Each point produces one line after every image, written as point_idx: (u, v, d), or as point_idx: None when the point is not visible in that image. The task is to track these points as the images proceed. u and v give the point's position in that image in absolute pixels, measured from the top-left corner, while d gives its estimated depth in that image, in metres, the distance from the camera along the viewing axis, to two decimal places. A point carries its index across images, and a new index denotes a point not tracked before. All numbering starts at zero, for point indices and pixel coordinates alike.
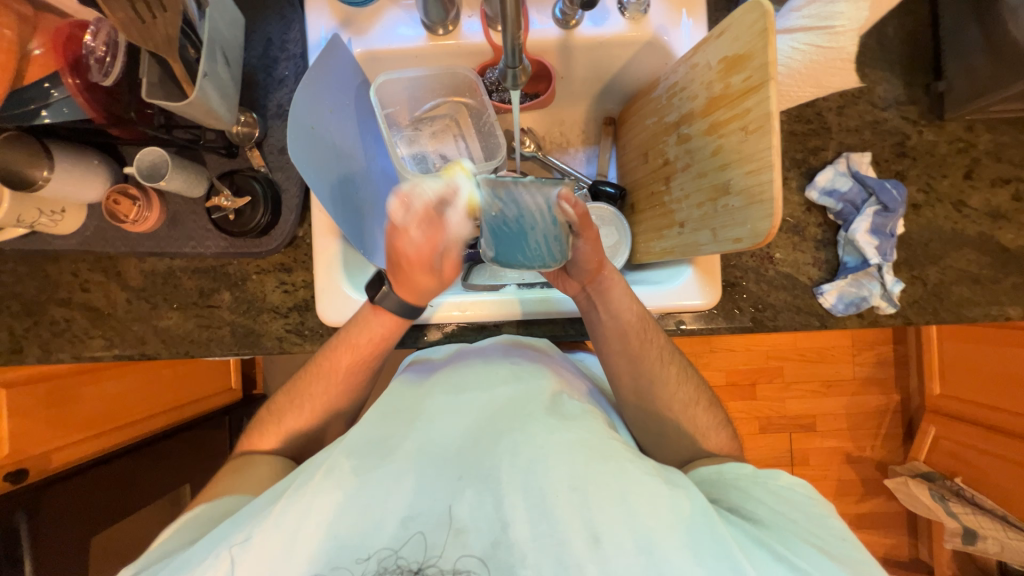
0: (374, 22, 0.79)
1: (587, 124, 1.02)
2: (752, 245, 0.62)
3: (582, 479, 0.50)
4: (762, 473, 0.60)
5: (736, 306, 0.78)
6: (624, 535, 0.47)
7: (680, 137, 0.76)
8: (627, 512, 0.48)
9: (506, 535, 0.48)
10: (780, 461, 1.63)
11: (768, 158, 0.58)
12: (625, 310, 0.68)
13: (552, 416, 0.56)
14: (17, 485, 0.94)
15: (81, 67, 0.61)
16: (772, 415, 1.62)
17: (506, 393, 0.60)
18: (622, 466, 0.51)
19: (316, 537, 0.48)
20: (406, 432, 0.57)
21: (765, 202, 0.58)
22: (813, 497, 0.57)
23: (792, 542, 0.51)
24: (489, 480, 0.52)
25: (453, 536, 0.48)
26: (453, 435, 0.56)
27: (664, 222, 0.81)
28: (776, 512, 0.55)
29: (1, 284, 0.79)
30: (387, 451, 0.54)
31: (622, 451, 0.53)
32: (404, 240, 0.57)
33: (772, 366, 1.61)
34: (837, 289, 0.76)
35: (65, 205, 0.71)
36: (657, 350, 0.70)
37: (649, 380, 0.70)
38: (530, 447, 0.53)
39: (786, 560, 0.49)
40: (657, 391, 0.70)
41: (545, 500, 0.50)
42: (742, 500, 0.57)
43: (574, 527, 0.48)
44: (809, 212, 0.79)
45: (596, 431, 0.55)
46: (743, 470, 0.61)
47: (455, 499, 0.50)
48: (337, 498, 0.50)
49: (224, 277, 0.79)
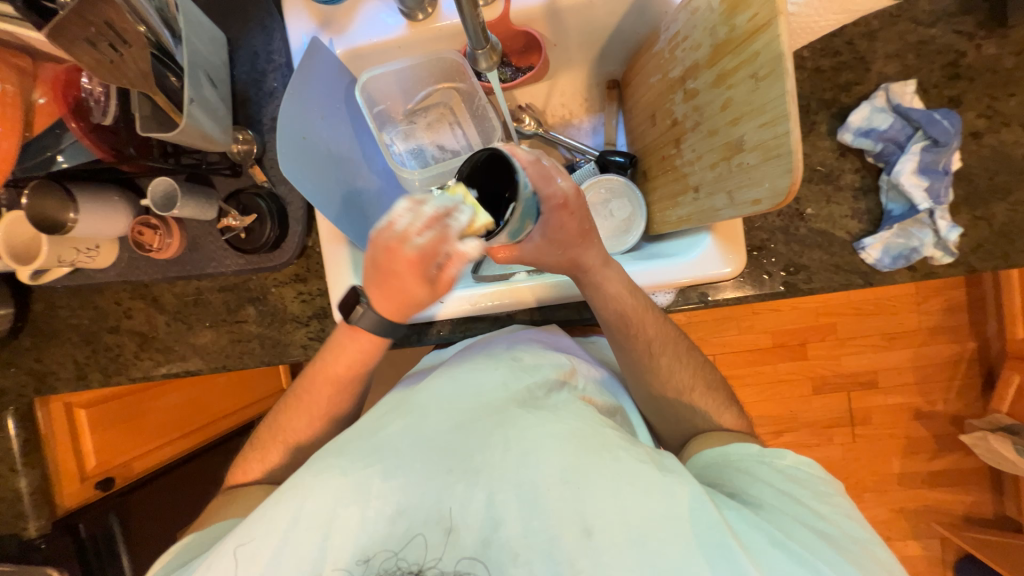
0: (353, 17, 0.77)
1: (590, 91, 0.96)
2: (772, 205, 0.55)
3: (576, 471, 0.51)
4: (769, 452, 0.60)
5: (764, 271, 0.72)
6: (616, 525, 0.49)
7: (686, 93, 0.70)
8: (621, 505, 0.49)
9: (498, 533, 0.49)
10: (838, 422, 1.54)
11: (783, 107, 0.51)
12: (626, 292, 0.65)
13: (543, 409, 0.57)
14: (107, 491, 1.06)
15: (83, 109, 0.63)
16: (827, 374, 1.52)
17: (498, 381, 0.60)
18: (616, 456, 0.52)
19: (307, 542, 0.49)
20: (395, 424, 0.55)
21: (782, 156, 0.52)
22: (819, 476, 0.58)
23: (791, 527, 0.52)
24: (480, 473, 0.52)
25: (446, 536, 0.49)
26: (444, 428, 0.55)
27: (679, 188, 0.75)
28: (784, 495, 0.55)
29: (61, 318, 0.87)
30: (376, 447, 0.53)
31: (617, 441, 0.54)
32: (402, 246, 0.51)
33: (824, 323, 1.49)
34: (881, 242, 0.68)
35: (99, 241, 0.76)
36: (663, 328, 0.68)
37: (659, 360, 0.68)
38: (522, 441, 0.53)
39: (785, 545, 0.49)
40: (666, 371, 0.68)
41: (537, 496, 0.50)
42: (746, 484, 0.57)
43: (568, 520, 0.49)
44: (844, 157, 0.70)
45: (592, 421, 0.55)
46: (750, 450, 0.61)
47: (448, 498, 0.50)
48: (325, 501, 0.50)
49: (247, 293, 0.83)
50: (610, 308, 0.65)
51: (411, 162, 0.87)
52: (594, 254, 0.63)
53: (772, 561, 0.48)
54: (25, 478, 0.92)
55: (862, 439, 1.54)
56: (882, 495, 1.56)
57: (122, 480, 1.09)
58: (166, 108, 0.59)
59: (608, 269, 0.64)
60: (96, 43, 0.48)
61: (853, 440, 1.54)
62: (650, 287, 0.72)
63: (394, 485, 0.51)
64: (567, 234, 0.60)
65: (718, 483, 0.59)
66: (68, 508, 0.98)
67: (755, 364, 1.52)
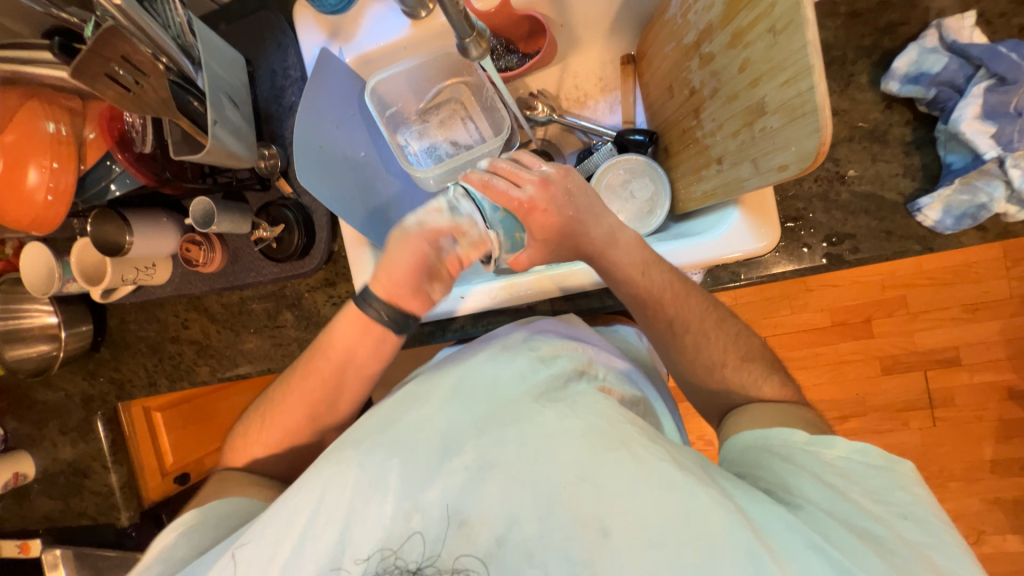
0: (359, 24, 0.78)
1: (605, 69, 0.92)
2: (799, 170, 0.50)
3: (592, 468, 0.50)
4: (815, 442, 0.55)
5: (803, 243, 0.66)
6: (635, 525, 0.47)
7: (703, 59, 0.65)
8: (639, 503, 0.48)
9: (511, 532, 0.49)
10: (913, 405, 1.39)
11: (806, 60, 0.46)
12: (655, 274, 0.65)
13: (559, 402, 0.56)
14: (184, 485, 1.19)
15: (127, 141, 0.69)
16: (898, 352, 1.38)
17: (517, 376, 0.60)
18: (634, 452, 0.50)
19: (323, 537, 0.51)
20: (413, 416, 0.57)
21: (808, 115, 0.47)
22: (876, 466, 0.52)
23: (834, 529, 0.47)
24: (492, 467, 0.52)
25: (458, 531, 0.49)
26: (459, 422, 0.56)
27: (701, 161, 0.70)
28: (828, 494, 0.51)
29: (130, 331, 0.96)
30: (396, 436, 0.55)
31: (636, 436, 0.52)
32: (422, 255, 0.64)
33: (892, 297, 1.35)
34: (940, 202, 0.60)
35: (155, 259, 0.82)
36: (684, 304, 0.65)
37: (685, 337, 0.66)
38: (538, 435, 0.53)
39: (824, 550, 0.45)
40: (692, 347, 0.66)
41: (551, 491, 0.50)
42: (786, 473, 0.53)
43: (584, 518, 0.48)
44: (891, 110, 0.63)
45: (611, 417, 0.54)
46: (794, 437, 0.56)
47: (457, 495, 0.51)
48: (344, 494, 0.52)
49: (285, 299, 0.88)
50: (623, 289, 0.66)
51: (426, 160, 0.88)
52: (597, 233, 0.65)
53: (808, 567, 0.44)
54: (115, 473, 1.01)
55: (943, 423, 1.39)
56: (972, 484, 1.40)
57: (196, 475, 1.24)
58: (190, 130, 0.63)
59: (615, 246, 0.65)
60: (115, 75, 0.53)
61: (933, 424, 1.39)
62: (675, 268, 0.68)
63: (410, 483, 0.51)
64: (555, 225, 0.65)
65: (756, 473, 0.55)
66: (152, 500, 1.08)
67: (811, 345, 1.40)
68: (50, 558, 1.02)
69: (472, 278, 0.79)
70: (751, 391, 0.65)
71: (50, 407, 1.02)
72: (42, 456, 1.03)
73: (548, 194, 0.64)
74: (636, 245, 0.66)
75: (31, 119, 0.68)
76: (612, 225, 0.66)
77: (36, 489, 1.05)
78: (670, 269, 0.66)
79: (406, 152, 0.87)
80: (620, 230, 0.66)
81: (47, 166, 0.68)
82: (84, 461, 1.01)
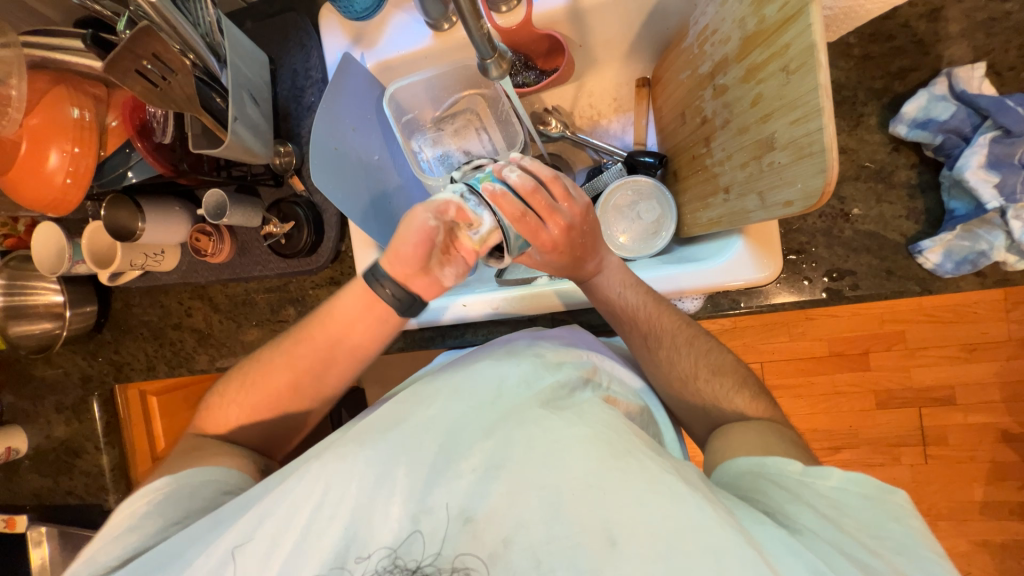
0: (382, 31, 0.80)
1: (620, 90, 0.93)
2: (805, 207, 0.51)
3: (599, 476, 0.50)
4: (810, 472, 0.55)
5: (803, 276, 0.67)
6: (645, 536, 0.47)
7: (716, 90, 0.66)
8: (646, 513, 0.48)
9: (519, 535, 0.49)
10: (906, 441, 1.39)
11: (816, 102, 0.47)
12: (629, 293, 0.68)
13: (566, 410, 0.57)
14: None
15: (147, 130, 0.71)
16: (894, 387, 1.38)
17: (523, 380, 0.61)
18: (642, 463, 0.51)
19: (328, 532, 0.51)
20: (419, 415, 0.58)
21: (816, 155, 0.48)
22: (869, 497, 0.52)
23: (832, 556, 0.47)
24: (501, 469, 0.53)
25: (464, 529, 0.50)
26: (466, 421, 0.57)
27: (709, 188, 0.71)
28: (825, 523, 0.50)
29: (134, 314, 0.97)
30: (399, 439, 0.55)
31: (641, 448, 0.53)
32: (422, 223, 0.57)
33: (890, 332, 1.35)
34: (942, 246, 0.62)
35: (164, 246, 0.84)
36: (659, 320, 0.67)
37: (659, 351, 0.68)
38: (545, 441, 0.53)
39: (819, 570, 0.45)
40: (666, 362, 0.68)
41: (558, 497, 0.50)
42: (784, 501, 0.53)
43: (590, 526, 0.48)
44: (898, 152, 0.64)
45: (619, 428, 0.55)
46: (790, 468, 0.56)
47: (467, 497, 0.52)
48: (347, 490, 0.52)
49: (289, 294, 0.89)
50: (603, 307, 0.70)
51: (438, 167, 0.89)
52: (589, 266, 0.66)
53: None
54: (107, 455, 1.01)
55: (936, 461, 1.38)
56: (959, 524, 1.39)
57: None
58: (212, 126, 0.65)
59: (603, 274, 0.68)
60: (144, 71, 0.55)
61: (924, 462, 1.39)
62: (676, 291, 0.70)
63: (418, 483, 0.52)
64: (561, 262, 0.63)
65: (752, 497, 0.55)
66: None
67: (808, 374, 1.40)
68: (35, 536, 1.00)
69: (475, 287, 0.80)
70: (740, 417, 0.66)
71: (47, 384, 1.02)
72: (36, 432, 1.04)
73: (568, 239, 0.60)
74: (620, 269, 0.69)
75: (54, 104, 0.67)
76: (603, 258, 0.67)
77: (27, 465, 1.05)
78: (647, 288, 0.69)
79: (419, 158, 0.89)
80: (608, 258, 0.68)
81: (68, 151, 0.68)
82: (77, 440, 1.02)
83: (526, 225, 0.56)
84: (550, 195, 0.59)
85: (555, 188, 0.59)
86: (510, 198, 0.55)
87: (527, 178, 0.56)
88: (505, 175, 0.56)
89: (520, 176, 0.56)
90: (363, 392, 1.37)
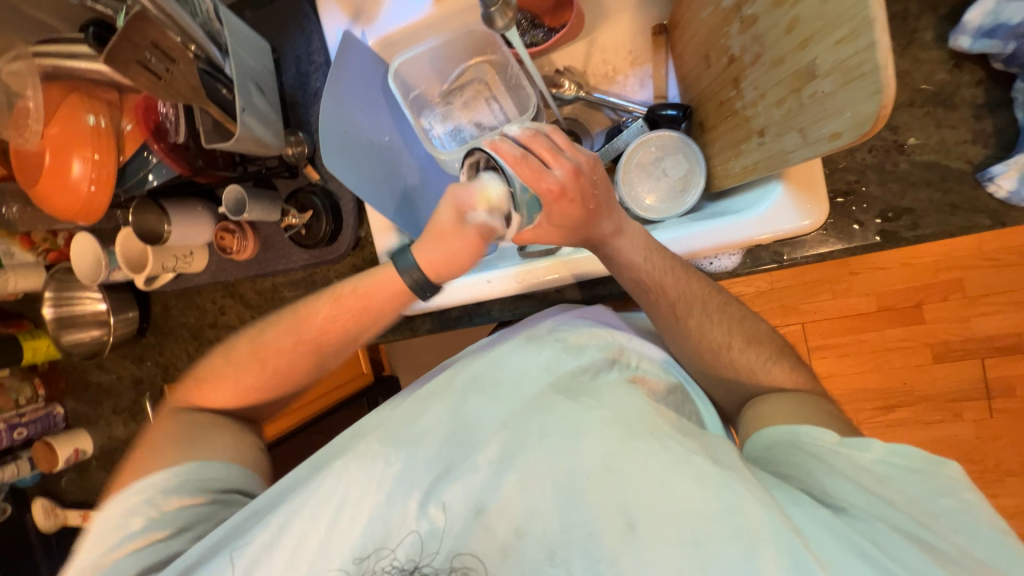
0: (380, 4, 0.77)
1: (635, 41, 0.88)
2: (854, 138, 0.46)
3: (617, 459, 0.49)
4: (848, 443, 0.50)
5: (853, 220, 0.62)
6: (667, 520, 0.45)
7: (744, 22, 0.60)
8: (667, 495, 0.46)
9: (532, 526, 0.48)
10: (970, 396, 1.30)
11: (866, 12, 0.42)
12: (648, 259, 0.63)
13: (584, 395, 0.55)
14: None
15: (161, 131, 0.70)
16: (953, 339, 1.28)
17: (542, 365, 0.59)
18: (666, 444, 0.48)
19: (347, 532, 0.50)
20: (433, 412, 0.57)
21: (866, 75, 0.43)
22: (918, 470, 0.48)
23: (881, 533, 0.44)
24: (514, 458, 0.51)
25: (477, 522, 0.49)
26: (481, 416, 0.56)
27: (741, 135, 0.65)
28: (869, 496, 0.47)
29: (173, 316, 1.00)
30: (415, 436, 0.55)
31: (667, 429, 0.50)
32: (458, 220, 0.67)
33: (946, 280, 1.25)
34: (1018, 169, 0.55)
35: (192, 248, 0.85)
36: (688, 287, 0.63)
37: (688, 321, 0.64)
38: (559, 428, 0.52)
39: (870, 556, 0.42)
40: (697, 330, 0.64)
41: (573, 484, 0.49)
42: (821, 475, 0.50)
43: (608, 513, 0.47)
44: (959, 69, 0.59)
45: (637, 406, 0.53)
46: (824, 438, 0.52)
47: (481, 488, 0.50)
48: (370, 490, 0.51)
49: (315, 285, 0.89)
50: (626, 277, 0.65)
51: (450, 142, 0.86)
52: (605, 225, 0.63)
53: (850, 569, 0.41)
54: None
55: (1002, 415, 1.29)
56: None
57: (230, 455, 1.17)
58: (220, 117, 0.65)
59: (621, 238, 0.64)
60: (146, 62, 0.55)
61: (991, 416, 1.30)
62: (713, 248, 0.65)
63: (435, 475, 0.52)
64: (573, 218, 0.62)
65: (785, 472, 0.52)
66: None
67: (855, 332, 1.32)
68: None
69: (499, 262, 0.78)
70: (790, 381, 0.62)
71: (104, 389, 1.08)
72: (99, 434, 1.10)
73: (580, 183, 0.60)
74: (641, 236, 0.64)
75: (71, 113, 0.69)
76: (623, 220, 0.64)
77: (94, 465, 1.12)
78: (671, 256, 0.65)
79: (429, 135, 0.85)
80: (628, 224, 0.64)
81: (89, 158, 0.69)
82: (136, 439, 1.08)
83: (526, 168, 0.58)
84: (553, 143, 0.61)
85: (557, 137, 0.62)
86: (509, 144, 0.59)
87: (526, 129, 0.61)
88: (506, 135, 0.62)
89: (520, 129, 0.62)
90: (397, 380, 1.38)
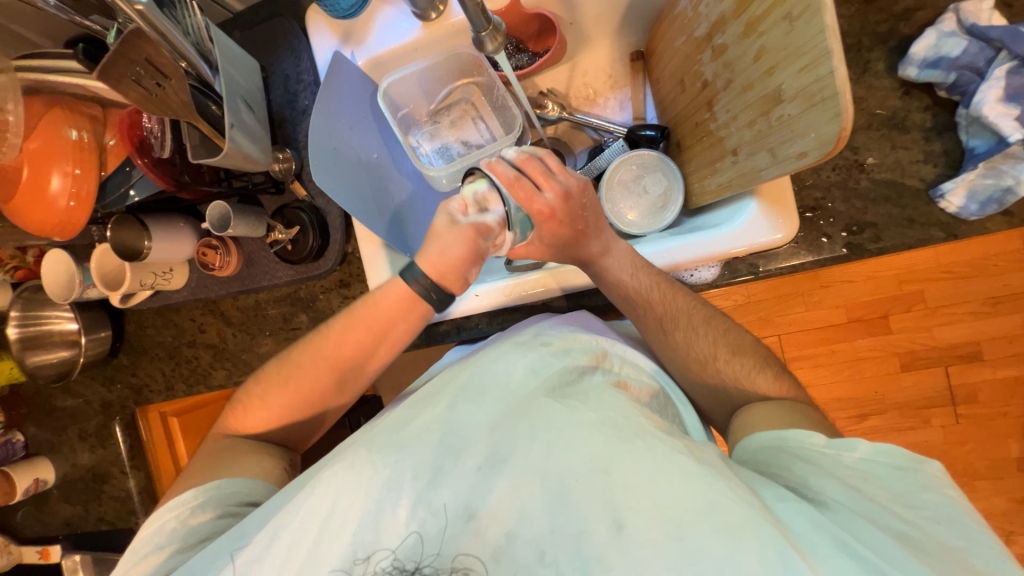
0: (370, 26, 0.79)
1: (614, 67, 0.92)
2: (819, 157, 0.49)
3: (606, 458, 0.49)
4: (835, 444, 0.53)
5: (822, 233, 0.66)
6: (654, 517, 0.46)
7: (715, 50, 0.64)
8: (655, 493, 0.47)
9: (521, 529, 0.48)
10: (936, 402, 1.36)
11: (823, 44, 0.46)
12: (641, 270, 0.66)
13: (571, 398, 0.55)
14: None
15: (145, 146, 0.70)
16: (918, 348, 1.35)
17: (530, 369, 0.59)
18: (650, 443, 0.50)
19: (337, 538, 0.49)
20: (425, 417, 0.56)
21: (827, 100, 0.47)
22: (900, 468, 0.50)
23: (860, 526, 0.46)
24: (504, 463, 0.51)
25: (467, 526, 0.49)
26: (472, 420, 0.55)
27: (716, 153, 0.69)
28: (852, 495, 0.49)
29: (148, 336, 0.97)
30: (403, 442, 0.54)
31: (652, 430, 0.51)
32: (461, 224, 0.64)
33: (909, 292, 1.32)
34: (963, 186, 0.61)
35: (172, 265, 0.84)
36: (672, 300, 0.67)
37: (674, 333, 0.67)
38: (548, 431, 0.52)
39: (854, 550, 0.44)
40: (684, 344, 0.66)
41: (562, 484, 0.49)
42: (808, 475, 0.51)
43: (597, 513, 0.47)
44: (909, 95, 0.64)
45: (622, 409, 0.54)
46: (812, 440, 0.54)
47: (471, 494, 0.50)
48: (358, 498, 0.51)
49: (300, 301, 0.88)
50: (613, 292, 0.68)
51: (437, 159, 0.89)
52: (594, 245, 0.66)
53: (831, 562, 0.43)
54: (133, 478, 1.02)
55: (967, 420, 1.35)
56: (999, 483, 1.35)
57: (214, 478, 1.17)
58: (209, 133, 0.66)
59: (610, 256, 0.67)
60: (138, 77, 0.54)
61: (956, 422, 1.36)
62: (695, 261, 0.67)
63: (425, 481, 0.51)
64: (562, 237, 0.65)
65: (773, 473, 0.54)
66: None
67: (827, 342, 1.37)
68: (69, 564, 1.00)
69: (486, 277, 0.79)
70: (772, 389, 0.64)
71: (69, 414, 1.02)
72: (62, 462, 1.04)
73: (568, 206, 0.64)
74: (628, 253, 0.68)
75: (52, 127, 0.68)
76: (610, 239, 0.67)
77: (56, 495, 1.05)
78: (656, 271, 0.68)
79: (418, 153, 0.88)
80: (615, 243, 0.68)
81: (69, 173, 0.68)
82: (103, 466, 1.02)
83: (519, 190, 0.62)
84: (545, 166, 0.65)
85: (550, 160, 0.66)
86: (504, 166, 0.63)
87: (521, 152, 0.65)
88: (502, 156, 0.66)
89: (515, 152, 0.65)
90: (379, 399, 1.36)
